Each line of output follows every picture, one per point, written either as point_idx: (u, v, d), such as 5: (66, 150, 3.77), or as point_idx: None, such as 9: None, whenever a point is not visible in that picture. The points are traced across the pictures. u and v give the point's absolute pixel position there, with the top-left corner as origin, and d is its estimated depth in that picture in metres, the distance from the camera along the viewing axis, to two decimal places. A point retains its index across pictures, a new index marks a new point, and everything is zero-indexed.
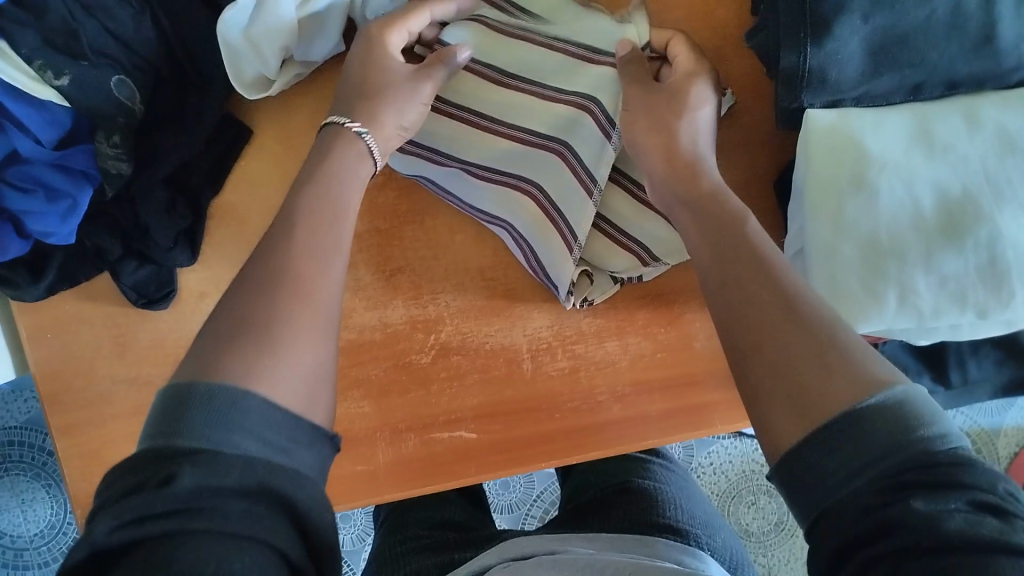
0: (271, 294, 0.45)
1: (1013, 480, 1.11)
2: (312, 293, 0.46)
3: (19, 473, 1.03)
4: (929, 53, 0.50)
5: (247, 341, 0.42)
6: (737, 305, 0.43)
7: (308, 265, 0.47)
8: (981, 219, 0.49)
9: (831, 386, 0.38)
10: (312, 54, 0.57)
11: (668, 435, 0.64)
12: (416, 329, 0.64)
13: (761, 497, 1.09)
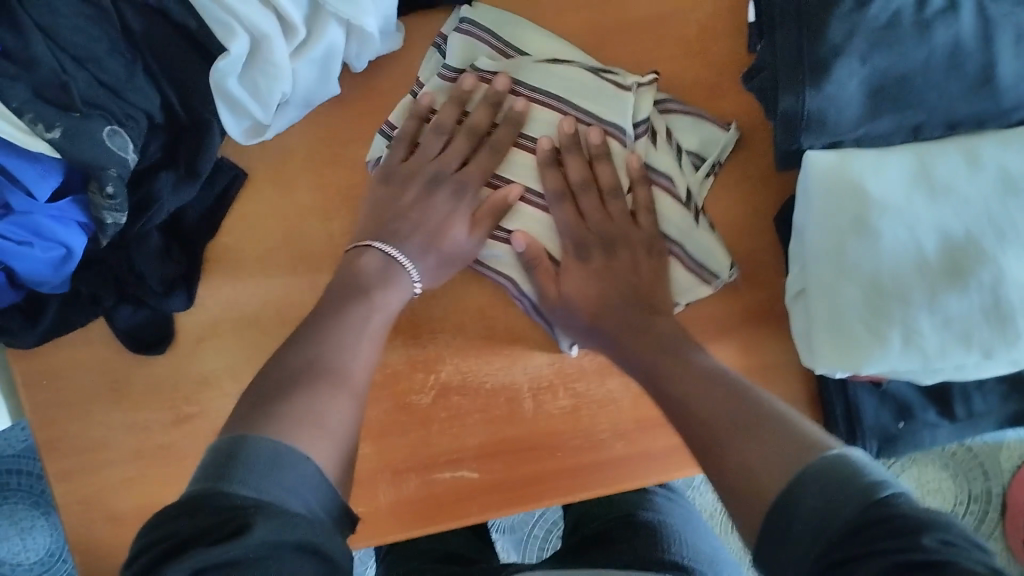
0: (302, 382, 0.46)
1: None
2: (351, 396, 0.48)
3: (18, 501, 1.03)
4: (928, 94, 0.49)
5: (275, 408, 0.44)
6: (688, 405, 0.48)
7: (338, 363, 0.49)
8: (983, 262, 0.48)
9: (765, 461, 0.41)
10: (310, 98, 0.57)
11: (671, 471, 0.64)
12: (416, 369, 0.63)
13: None
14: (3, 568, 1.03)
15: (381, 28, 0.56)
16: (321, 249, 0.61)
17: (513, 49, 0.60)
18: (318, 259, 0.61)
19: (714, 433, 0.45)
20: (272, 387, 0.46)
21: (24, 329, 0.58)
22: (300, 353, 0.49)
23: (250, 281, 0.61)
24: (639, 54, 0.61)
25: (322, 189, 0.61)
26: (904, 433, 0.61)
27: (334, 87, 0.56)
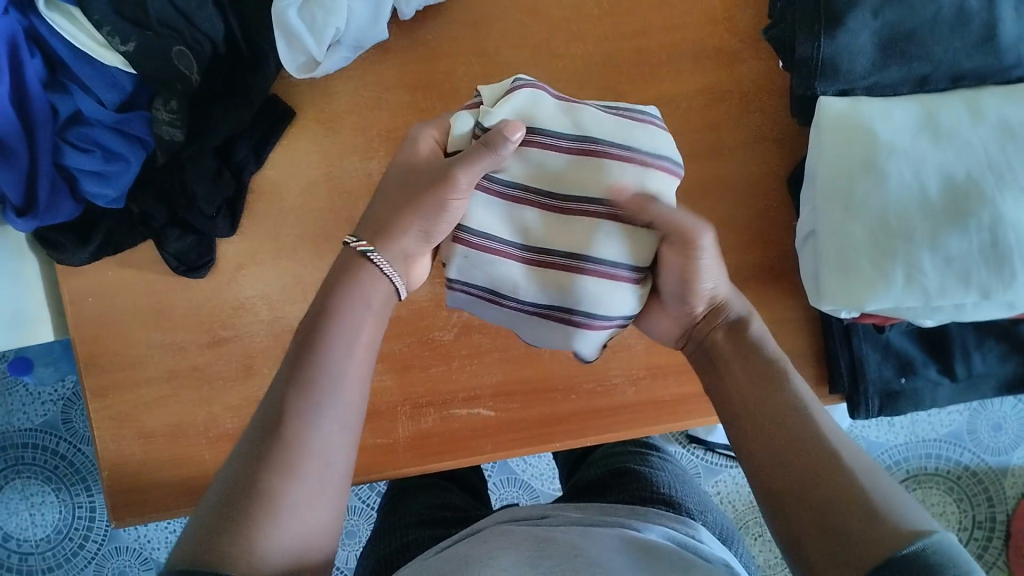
0: (294, 427, 0.45)
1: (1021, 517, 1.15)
2: (343, 437, 0.47)
3: (30, 475, 1.04)
4: (934, 49, 0.54)
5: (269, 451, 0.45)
6: (770, 453, 0.47)
7: (313, 411, 0.46)
8: (983, 202, 0.52)
9: (867, 535, 0.41)
10: (361, 41, 0.61)
11: (680, 419, 0.67)
12: (440, 307, 0.66)
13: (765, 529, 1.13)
14: (10, 543, 1.03)
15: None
16: (360, 186, 0.66)
17: (549, 6, 0.65)
18: (358, 197, 0.66)
19: (802, 486, 0.45)
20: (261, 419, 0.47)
21: (75, 246, 0.62)
22: (286, 406, 0.46)
23: (291, 213, 0.66)
24: (668, 18, 0.65)
25: (363, 130, 0.65)
26: (907, 389, 0.63)
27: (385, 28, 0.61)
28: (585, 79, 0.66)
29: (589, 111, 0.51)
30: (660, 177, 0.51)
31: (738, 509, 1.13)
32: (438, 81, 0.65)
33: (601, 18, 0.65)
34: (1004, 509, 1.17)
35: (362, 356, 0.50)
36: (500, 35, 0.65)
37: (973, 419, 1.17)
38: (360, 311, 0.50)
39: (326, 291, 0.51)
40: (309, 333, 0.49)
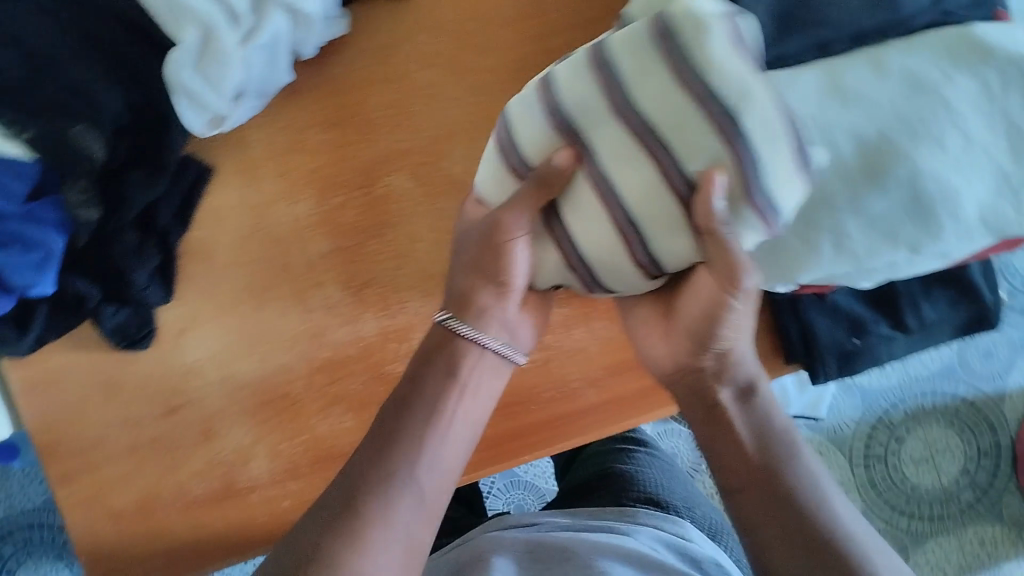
0: (376, 503, 0.53)
1: None
2: (424, 510, 0.55)
3: (40, 555, 1.03)
4: (832, 11, 0.54)
5: (342, 524, 0.51)
6: (766, 517, 0.54)
7: (381, 497, 0.53)
8: (900, 159, 0.51)
9: None
10: (265, 87, 0.60)
11: (643, 412, 0.67)
12: (389, 340, 0.66)
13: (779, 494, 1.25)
14: None
15: (325, 14, 0.59)
16: (288, 233, 0.65)
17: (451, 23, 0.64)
18: (290, 244, 0.65)
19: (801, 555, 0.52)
20: (333, 502, 0.53)
21: (16, 337, 0.61)
22: (365, 484, 0.53)
23: (225, 271, 0.65)
24: (572, 14, 0.65)
25: (284, 176, 0.64)
26: (862, 350, 0.64)
27: (287, 73, 0.59)
28: (499, 89, 0.65)
29: (787, 145, 0.45)
30: (748, 224, 0.47)
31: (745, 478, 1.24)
32: (354, 113, 0.64)
33: (505, 26, 0.65)
34: (1006, 432, 1.23)
35: (469, 427, 0.59)
36: (409, 59, 0.64)
37: (963, 350, 1.23)
38: (479, 391, 0.60)
39: (425, 374, 0.58)
40: (407, 411, 0.57)
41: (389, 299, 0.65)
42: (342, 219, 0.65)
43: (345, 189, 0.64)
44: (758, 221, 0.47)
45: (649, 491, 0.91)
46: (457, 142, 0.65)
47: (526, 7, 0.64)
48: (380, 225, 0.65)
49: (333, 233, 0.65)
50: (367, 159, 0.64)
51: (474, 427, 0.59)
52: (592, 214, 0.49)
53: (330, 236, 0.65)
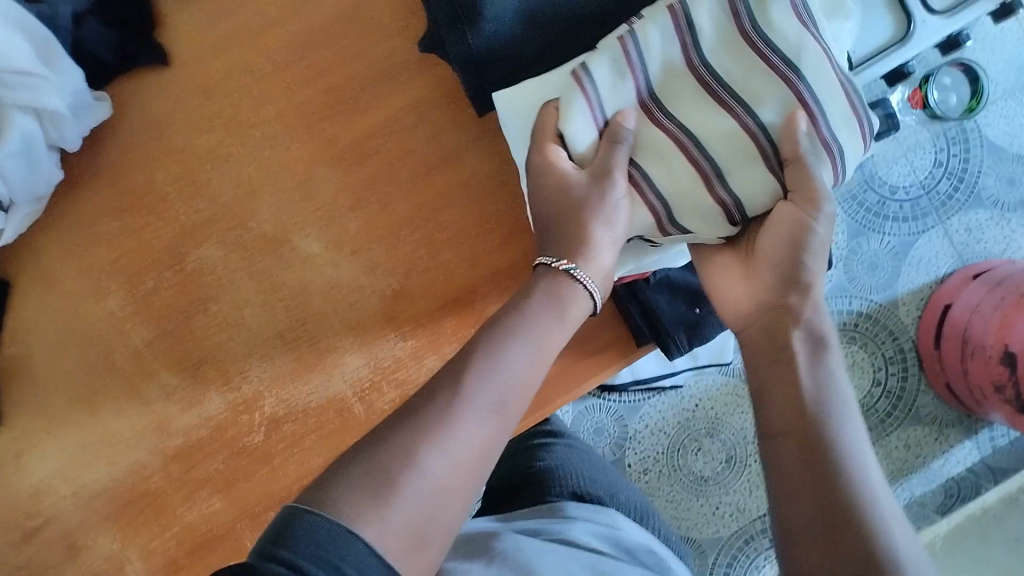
0: (380, 460, 0.43)
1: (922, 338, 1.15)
2: (458, 458, 0.45)
3: None
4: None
5: (367, 473, 0.43)
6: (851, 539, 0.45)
7: (428, 441, 0.44)
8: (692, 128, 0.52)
9: None
10: (33, 190, 0.59)
11: (516, 425, 0.65)
12: (239, 413, 0.63)
13: (704, 440, 1.22)
14: None
15: (74, 104, 0.58)
16: (107, 327, 0.63)
17: (223, 83, 0.63)
18: (111, 339, 0.63)
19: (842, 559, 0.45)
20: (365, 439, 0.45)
21: None
22: (400, 431, 0.45)
23: (52, 382, 0.63)
24: (341, 48, 0.64)
25: (86, 273, 0.63)
26: (706, 317, 0.65)
27: (53, 172, 0.59)
28: (288, 138, 0.63)
29: (815, 55, 0.49)
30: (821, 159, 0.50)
31: (670, 433, 1.23)
32: (146, 194, 0.63)
33: (278, 72, 0.64)
34: (907, 337, 1.17)
35: (533, 356, 0.50)
36: (188, 127, 0.63)
37: (847, 266, 1.17)
38: (558, 299, 0.51)
39: (512, 298, 0.52)
40: (478, 337, 0.50)
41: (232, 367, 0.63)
42: (158, 301, 0.63)
43: (153, 272, 0.63)
44: (854, 136, 0.50)
45: (572, 482, 0.82)
46: (262, 197, 0.63)
47: (293, 52, 0.64)
48: (200, 300, 0.63)
49: (152, 319, 0.63)
50: (168, 237, 0.63)
51: (551, 355, 0.51)
52: (658, 166, 0.52)
53: (152, 321, 0.63)
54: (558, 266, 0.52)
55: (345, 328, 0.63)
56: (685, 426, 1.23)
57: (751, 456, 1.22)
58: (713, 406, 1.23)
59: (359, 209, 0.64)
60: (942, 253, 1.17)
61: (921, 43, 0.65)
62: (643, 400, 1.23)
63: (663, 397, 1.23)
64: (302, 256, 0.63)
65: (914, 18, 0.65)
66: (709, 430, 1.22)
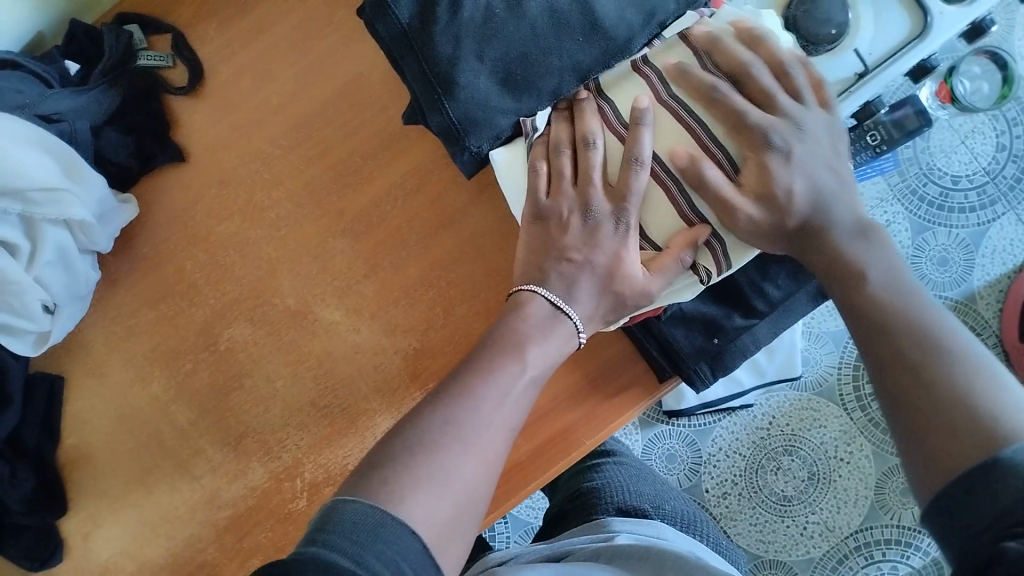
0: (413, 459, 0.46)
1: (1008, 334, 1.07)
2: (482, 461, 0.48)
3: None
4: (551, 59, 0.55)
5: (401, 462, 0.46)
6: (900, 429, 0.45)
7: (459, 448, 0.47)
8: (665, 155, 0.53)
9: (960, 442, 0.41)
10: (72, 292, 0.64)
11: (546, 471, 0.66)
12: (282, 481, 0.66)
13: (783, 458, 1.14)
14: None
15: (99, 211, 0.64)
16: (152, 410, 0.67)
17: (236, 172, 0.68)
18: (158, 420, 0.67)
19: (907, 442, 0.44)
20: (393, 447, 0.47)
21: None
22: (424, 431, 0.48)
23: (108, 466, 0.67)
24: (339, 127, 0.67)
25: (130, 361, 0.67)
26: (725, 346, 0.64)
27: (88, 273, 0.64)
28: (300, 215, 0.67)
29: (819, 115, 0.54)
30: (835, 188, 0.53)
31: (746, 454, 1.14)
32: (176, 283, 0.67)
33: (285, 156, 0.67)
34: (990, 331, 1.10)
35: (542, 372, 0.53)
36: (208, 217, 0.68)
37: (915, 265, 1.11)
38: (546, 342, 0.53)
39: (498, 326, 0.54)
40: (472, 359, 0.52)
41: (268, 438, 0.66)
42: (196, 382, 0.67)
43: (190, 354, 0.67)
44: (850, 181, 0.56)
45: (618, 499, 0.78)
46: (282, 275, 0.67)
47: (296, 134, 0.67)
48: (233, 377, 0.67)
49: (192, 399, 0.67)
50: (200, 319, 0.67)
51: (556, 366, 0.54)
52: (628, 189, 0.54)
53: (193, 400, 0.67)
54: (558, 305, 0.54)
55: (371, 392, 0.66)
56: (762, 445, 1.14)
57: (837, 471, 1.12)
58: (789, 424, 1.14)
59: (373, 275, 0.66)
60: (1020, 239, 1.10)
61: (941, 38, 0.64)
62: (714, 423, 1.15)
63: (734, 417, 1.15)
64: (325, 325, 0.66)
65: (930, 11, 0.64)
66: (787, 447, 1.14)
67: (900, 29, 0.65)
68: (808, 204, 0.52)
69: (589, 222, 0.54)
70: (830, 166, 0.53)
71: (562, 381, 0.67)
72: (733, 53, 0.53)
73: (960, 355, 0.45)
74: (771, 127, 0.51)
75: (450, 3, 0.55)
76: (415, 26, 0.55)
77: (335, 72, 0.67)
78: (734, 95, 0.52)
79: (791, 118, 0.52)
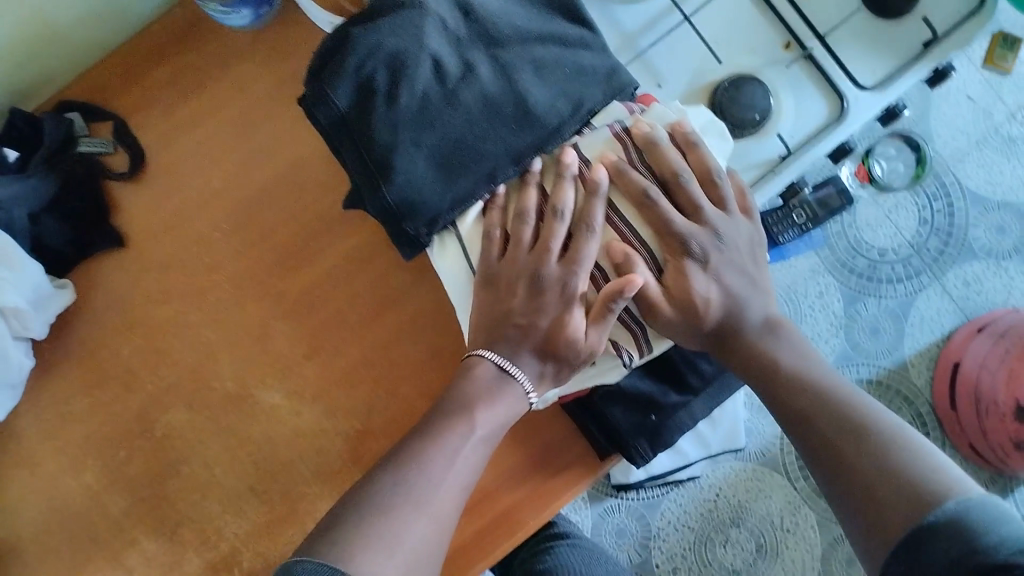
0: (359, 521, 0.48)
1: (941, 402, 1.11)
2: (431, 524, 0.50)
3: None
4: (485, 144, 0.57)
5: (354, 525, 0.48)
6: (846, 508, 0.47)
7: (410, 508, 0.49)
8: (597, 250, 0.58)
9: (899, 508, 0.44)
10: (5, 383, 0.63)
11: (490, 552, 0.65)
12: (219, 571, 0.64)
13: (731, 530, 1.14)
14: None
15: (34, 300, 0.63)
16: (84, 501, 0.65)
17: (176, 257, 0.68)
18: (91, 512, 0.65)
19: (857, 517, 0.46)
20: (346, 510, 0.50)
21: None
22: (375, 495, 0.50)
23: (36, 561, 0.65)
24: (280, 211, 0.68)
25: (63, 451, 0.66)
26: (663, 423, 0.65)
27: (21, 363, 0.63)
28: (241, 299, 0.67)
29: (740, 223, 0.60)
30: (749, 289, 0.58)
31: (695, 526, 1.15)
32: (112, 369, 0.67)
33: (226, 239, 0.68)
34: (923, 400, 1.14)
35: (483, 442, 0.54)
36: (147, 302, 0.67)
37: (849, 335, 1.15)
38: (496, 403, 0.55)
39: (451, 390, 0.56)
40: (424, 426, 0.54)
41: (206, 528, 0.65)
42: (131, 470, 0.66)
43: (126, 442, 0.66)
44: None
45: None
46: (222, 358, 0.67)
47: (237, 219, 0.68)
48: (171, 464, 0.65)
49: (127, 488, 0.65)
50: (138, 406, 0.66)
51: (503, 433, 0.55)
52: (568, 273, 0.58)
53: (128, 489, 0.65)
54: (506, 366, 0.56)
55: (311, 476, 0.65)
56: (710, 517, 1.15)
57: (784, 541, 1.13)
58: (736, 495, 1.15)
59: (315, 357, 0.66)
60: (945, 309, 1.15)
61: (857, 122, 0.68)
62: (662, 496, 1.15)
63: (683, 490, 1.15)
64: (266, 408, 0.66)
65: (845, 97, 0.68)
66: (734, 519, 1.15)
67: (818, 115, 0.69)
68: (723, 308, 0.57)
69: (533, 288, 0.57)
70: (746, 274, 0.59)
71: (507, 459, 0.67)
72: (669, 159, 0.57)
73: (878, 432, 0.48)
74: (689, 238, 0.57)
75: (388, 92, 0.57)
76: (354, 114, 0.57)
77: (277, 157, 0.69)
78: (663, 204, 0.57)
79: (711, 229, 0.58)
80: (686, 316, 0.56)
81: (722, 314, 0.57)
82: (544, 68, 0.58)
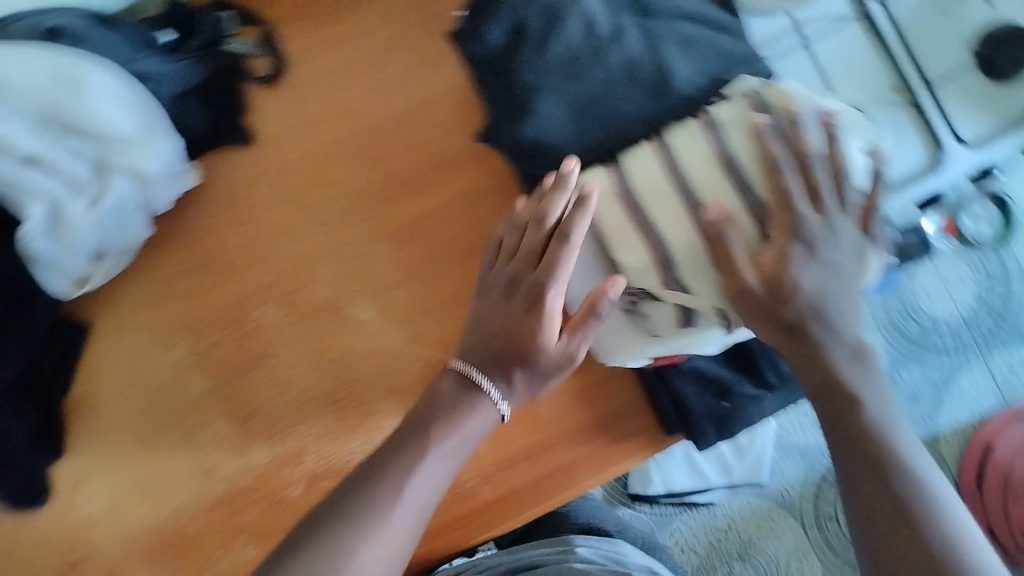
0: (300, 556, 0.49)
1: (965, 479, 1.12)
2: (389, 542, 0.50)
3: None
4: (622, 103, 0.59)
5: (305, 558, 0.49)
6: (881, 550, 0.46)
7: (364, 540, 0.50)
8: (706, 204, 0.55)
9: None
10: (122, 245, 0.65)
11: (543, 501, 0.67)
12: (282, 465, 0.66)
13: (736, 564, 1.12)
14: None
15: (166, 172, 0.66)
16: (168, 375, 0.68)
17: (298, 164, 0.71)
18: (172, 386, 0.68)
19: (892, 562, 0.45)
20: (310, 530, 0.51)
21: None
22: (332, 523, 0.50)
23: (113, 420, 0.67)
24: (405, 140, 0.71)
25: (159, 323, 0.69)
26: (733, 411, 0.67)
27: (140, 230, 0.66)
28: (352, 215, 0.70)
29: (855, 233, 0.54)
30: (846, 299, 0.52)
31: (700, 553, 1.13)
32: (218, 256, 0.70)
33: (349, 156, 0.71)
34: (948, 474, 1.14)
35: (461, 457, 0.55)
36: (263, 201, 0.70)
37: None
38: (477, 414, 0.56)
39: (427, 401, 0.57)
40: (397, 436, 0.56)
41: (278, 424, 0.67)
42: (217, 354, 0.68)
43: (218, 328, 0.68)
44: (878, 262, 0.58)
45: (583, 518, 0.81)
46: (323, 267, 0.69)
47: (363, 140, 0.71)
48: (257, 356, 0.68)
49: (211, 370, 0.68)
50: (235, 296, 0.69)
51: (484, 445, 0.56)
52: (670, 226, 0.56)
53: (211, 371, 0.68)
54: (467, 373, 0.57)
55: (387, 394, 0.67)
56: (717, 547, 1.13)
57: None
58: (745, 528, 1.13)
59: (410, 283, 0.69)
60: (985, 390, 1.15)
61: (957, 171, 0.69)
62: (674, 514, 1.14)
63: (694, 513, 1.14)
64: (355, 323, 0.68)
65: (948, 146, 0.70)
66: (741, 553, 1.12)
67: (920, 158, 0.70)
68: (811, 303, 0.52)
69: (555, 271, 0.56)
70: (849, 285, 0.53)
71: (575, 415, 0.69)
72: (807, 146, 0.54)
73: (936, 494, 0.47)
74: (809, 216, 0.53)
75: (541, 39, 0.60)
76: (506, 52, 0.61)
77: (411, 89, 0.71)
78: (793, 188, 0.53)
79: (828, 218, 0.53)
80: (778, 309, 0.52)
81: (823, 322, 0.51)
82: (690, 46, 0.61)
